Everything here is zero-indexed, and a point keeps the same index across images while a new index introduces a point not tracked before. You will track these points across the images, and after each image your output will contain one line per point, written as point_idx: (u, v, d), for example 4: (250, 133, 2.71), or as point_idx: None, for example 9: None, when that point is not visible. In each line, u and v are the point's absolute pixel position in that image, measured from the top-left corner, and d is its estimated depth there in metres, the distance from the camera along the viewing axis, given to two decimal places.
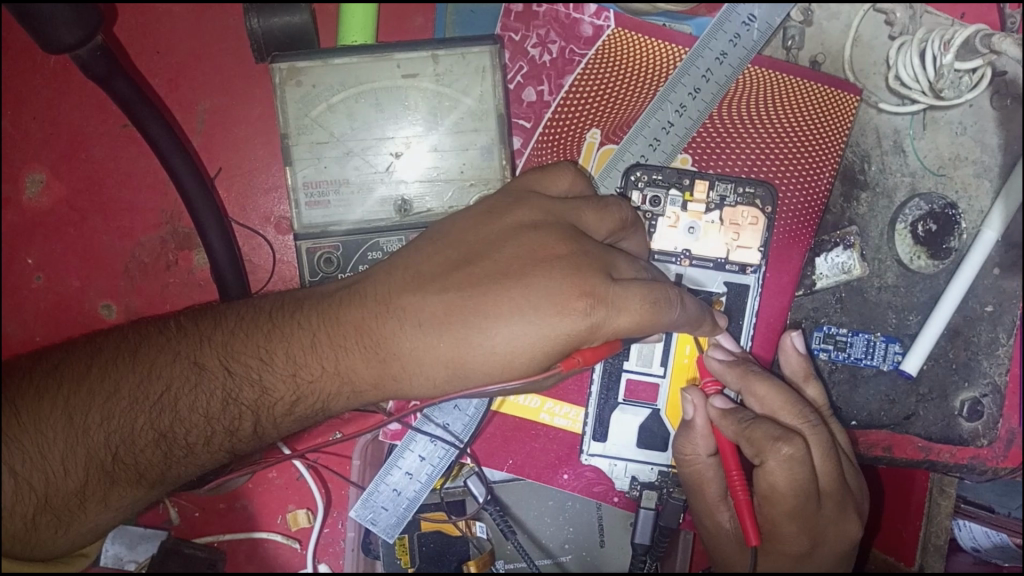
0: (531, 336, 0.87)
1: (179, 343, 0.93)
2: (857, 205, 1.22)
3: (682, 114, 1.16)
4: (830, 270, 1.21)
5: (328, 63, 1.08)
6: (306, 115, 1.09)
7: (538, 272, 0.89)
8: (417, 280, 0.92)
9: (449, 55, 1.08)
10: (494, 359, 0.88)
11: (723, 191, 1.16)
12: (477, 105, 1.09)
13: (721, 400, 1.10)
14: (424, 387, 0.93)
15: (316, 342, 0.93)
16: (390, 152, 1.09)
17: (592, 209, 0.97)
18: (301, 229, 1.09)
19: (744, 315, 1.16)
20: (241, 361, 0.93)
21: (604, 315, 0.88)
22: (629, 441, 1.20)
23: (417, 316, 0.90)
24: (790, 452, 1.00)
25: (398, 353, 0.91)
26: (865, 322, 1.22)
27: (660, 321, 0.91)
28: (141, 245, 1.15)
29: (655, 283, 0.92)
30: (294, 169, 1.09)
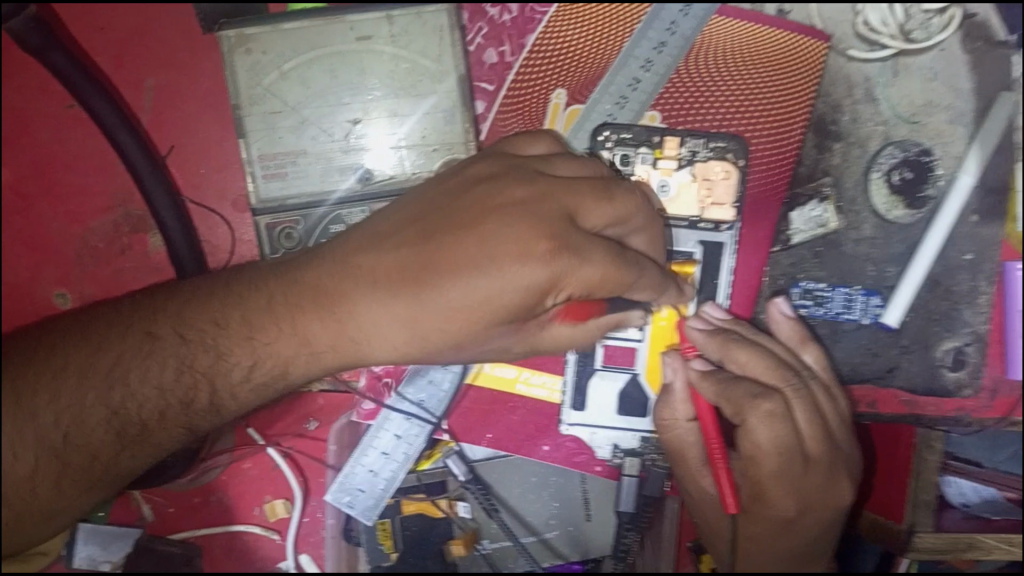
0: (490, 283, 0.81)
1: (133, 315, 0.90)
2: (830, 155, 1.18)
3: (649, 70, 1.14)
4: (805, 224, 1.18)
5: (279, 27, 1.07)
6: (258, 83, 1.07)
7: (495, 218, 0.84)
8: (373, 240, 0.87)
9: (403, 14, 1.08)
10: (449, 315, 0.82)
11: (694, 146, 1.14)
12: (434, 66, 1.09)
13: (702, 364, 1.08)
14: (378, 347, 0.86)
15: (272, 305, 0.88)
16: (349, 118, 1.08)
17: (589, 191, 0.88)
18: (257, 204, 1.08)
19: (719, 273, 1.16)
20: (195, 327, 0.89)
21: (568, 264, 0.82)
22: (609, 408, 1.17)
23: (371, 274, 0.84)
24: (771, 409, 1.00)
25: (357, 315, 0.85)
26: (844, 276, 1.19)
27: (625, 276, 0.86)
28: (92, 230, 1.11)
29: (624, 249, 0.87)
30: (247, 142, 1.07)
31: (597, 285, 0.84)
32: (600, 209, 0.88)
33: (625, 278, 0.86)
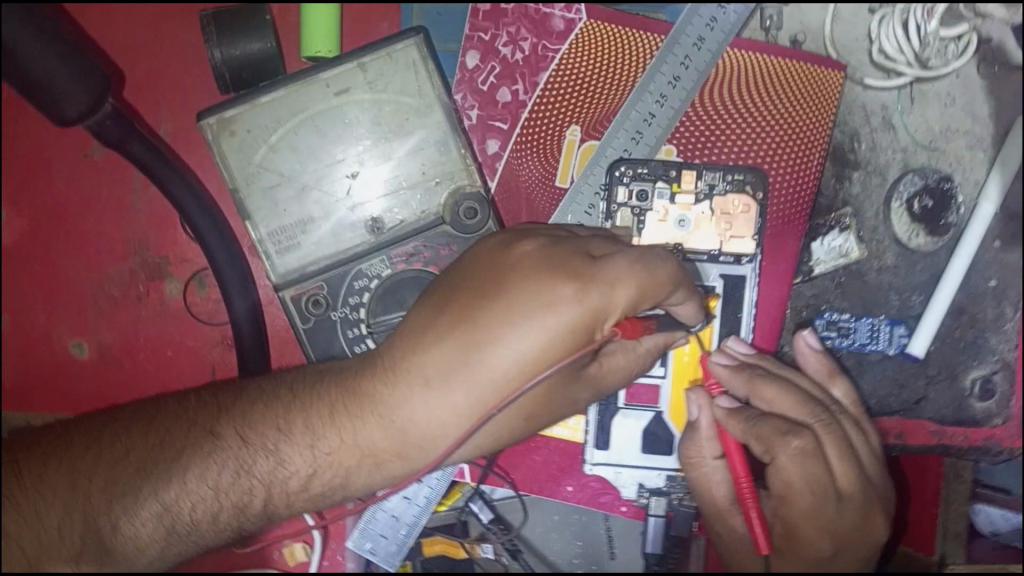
0: (537, 341, 0.85)
1: (198, 412, 0.93)
2: (849, 184, 1.17)
3: (663, 104, 1.12)
4: (827, 254, 1.17)
5: (256, 103, 1.00)
6: (249, 162, 1.00)
7: (516, 279, 0.88)
8: (411, 338, 0.90)
9: (375, 59, 1.00)
10: (504, 382, 0.86)
11: (712, 179, 1.11)
12: (418, 102, 1.01)
13: (728, 400, 1.05)
14: (440, 439, 0.90)
15: (335, 415, 0.92)
16: (346, 174, 1.01)
17: (600, 238, 0.95)
18: (279, 280, 1.01)
19: (743, 308, 1.12)
20: (257, 431, 0.91)
21: (601, 295, 0.86)
22: (634, 447, 1.14)
23: (422, 375, 0.88)
24: (801, 446, 0.98)
25: (411, 417, 0.89)
26: (867, 306, 1.18)
27: (659, 279, 0.89)
28: (110, 277, 1.09)
29: (636, 247, 0.92)
30: (254, 223, 1.01)
31: (638, 305, 0.88)
32: (610, 244, 0.93)
33: (660, 278, 0.89)
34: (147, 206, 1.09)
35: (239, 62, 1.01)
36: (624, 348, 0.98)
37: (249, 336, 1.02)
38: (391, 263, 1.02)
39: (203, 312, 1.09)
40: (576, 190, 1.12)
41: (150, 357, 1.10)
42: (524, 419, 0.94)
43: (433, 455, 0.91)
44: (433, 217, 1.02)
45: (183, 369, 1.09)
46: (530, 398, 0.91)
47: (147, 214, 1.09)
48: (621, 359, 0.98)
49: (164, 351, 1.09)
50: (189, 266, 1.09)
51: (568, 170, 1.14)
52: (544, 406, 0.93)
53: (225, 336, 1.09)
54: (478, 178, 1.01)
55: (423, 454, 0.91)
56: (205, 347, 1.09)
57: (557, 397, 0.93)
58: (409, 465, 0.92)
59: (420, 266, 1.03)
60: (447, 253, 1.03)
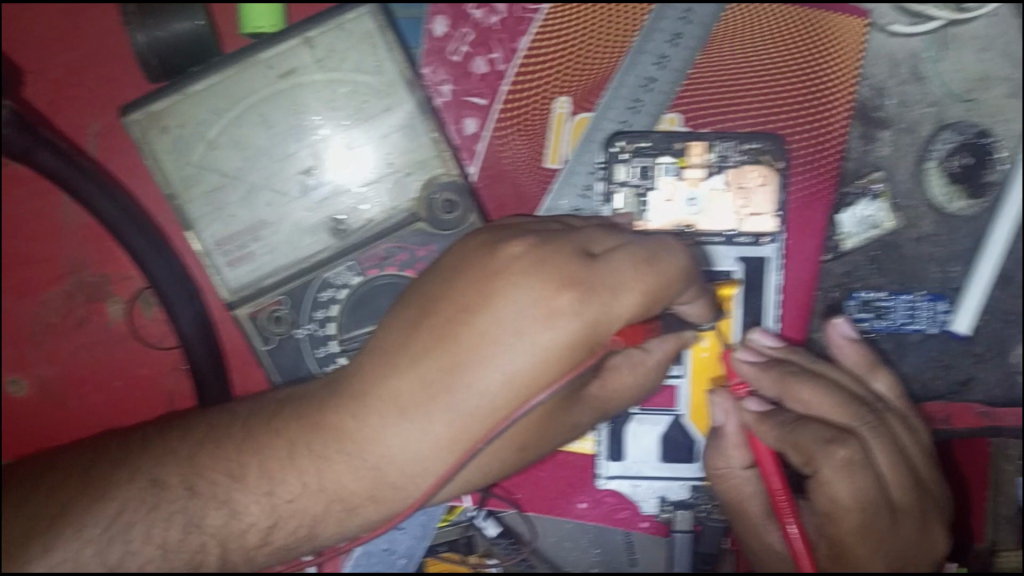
0: (529, 362, 0.72)
1: (141, 458, 0.80)
2: (879, 145, 1.02)
3: (664, 66, 0.99)
4: (858, 226, 1.02)
5: (189, 93, 0.86)
6: (186, 162, 0.86)
7: (504, 289, 0.74)
8: (383, 361, 0.77)
9: (323, 33, 0.86)
10: (492, 411, 0.73)
11: (725, 150, 0.97)
12: (378, 80, 0.86)
13: (755, 403, 0.92)
14: (420, 479, 0.77)
15: (294, 454, 0.79)
16: (300, 170, 0.87)
17: (597, 230, 0.80)
18: (231, 296, 0.88)
19: (767, 293, 0.99)
20: (207, 479, 0.78)
21: (604, 303, 0.73)
22: (652, 456, 1.02)
23: (397, 404, 0.76)
24: (848, 456, 0.86)
25: (386, 453, 0.77)
26: (905, 281, 1.03)
27: (666, 280, 0.76)
28: (44, 303, 0.96)
29: (650, 239, 0.80)
30: (197, 232, 0.87)
31: (647, 310, 0.76)
32: (608, 238, 0.79)
33: (670, 279, 0.77)
34: (80, 219, 0.95)
35: (169, 45, 0.87)
36: (632, 363, 0.87)
37: (203, 362, 0.89)
38: (360, 270, 0.89)
39: (153, 336, 0.96)
40: (570, 171, 0.98)
41: (97, 390, 0.96)
42: (515, 449, 0.83)
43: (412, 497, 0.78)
44: (404, 214, 0.88)
45: (136, 401, 0.97)
46: (522, 425, 0.79)
47: (81, 229, 0.95)
48: (627, 377, 0.87)
49: (113, 381, 0.97)
50: (131, 283, 0.96)
51: (558, 149, 0.99)
52: (537, 435, 0.82)
53: (179, 361, 0.97)
54: (454, 165, 0.87)
55: (402, 494, 0.78)
56: (158, 374, 0.97)
57: (551, 424, 0.82)
58: (383, 508, 0.80)
59: (394, 270, 0.89)
60: (425, 253, 0.89)
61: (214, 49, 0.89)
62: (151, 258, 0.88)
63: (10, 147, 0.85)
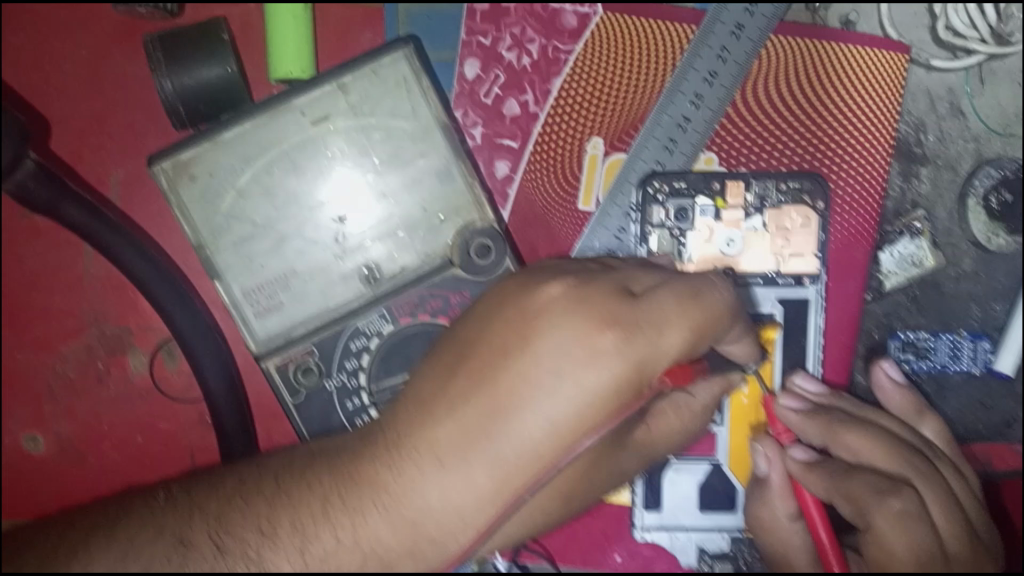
0: (571, 405, 0.69)
1: (166, 516, 0.76)
2: (918, 183, 1.00)
3: (699, 105, 0.96)
4: (898, 265, 0.99)
5: (218, 141, 0.84)
6: (215, 212, 0.84)
7: (540, 330, 0.72)
8: (419, 412, 0.74)
9: (357, 78, 0.84)
10: (534, 459, 0.69)
11: (763, 189, 0.95)
12: (412, 125, 0.84)
13: (802, 451, 0.89)
14: (461, 534, 0.72)
15: (328, 507, 0.75)
16: (332, 217, 0.85)
17: (637, 271, 0.79)
18: (259, 348, 0.85)
19: (808, 336, 0.96)
20: (236, 536, 0.74)
21: (648, 342, 0.71)
22: (690, 506, 0.98)
23: (435, 454, 0.72)
24: (903, 507, 0.82)
25: (424, 506, 0.72)
26: (945, 320, 1.00)
27: (713, 312, 0.75)
28: (64, 357, 0.94)
29: (688, 277, 0.78)
30: (225, 282, 0.85)
31: (691, 347, 0.74)
32: (649, 278, 0.77)
33: (713, 316, 0.76)
34: (100, 269, 0.93)
35: (192, 94, 0.85)
36: (677, 407, 0.85)
37: (227, 417, 0.86)
38: (393, 317, 0.86)
39: (176, 389, 0.94)
40: (603, 213, 0.96)
41: (117, 446, 0.94)
42: (559, 499, 0.77)
43: (454, 555, 0.73)
44: (439, 260, 0.85)
45: (158, 457, 0.94)
46: (568, 471, 0.74)
47: (102, 279, 0.93)
48: (673, 421, 0.85)
49: (133, 437, 0.94)
50: (153, 335, 0.94)
51: (591, 190, 0.97)
52: (582, 483, 0.77)
53: (203, 415, 0.94)
54: (490, 211, 0.85)
55: (441, 551, 0.72)
56: (180, 430, 0.94)
57: (596, 470, 0.77)
58: (421, 566, 0.73)
59: (427, 318, 0.86)
60: (458, 299, 0.86)
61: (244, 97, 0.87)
62: (178, 309, 0.85)
63: (34, 202, 0.82)
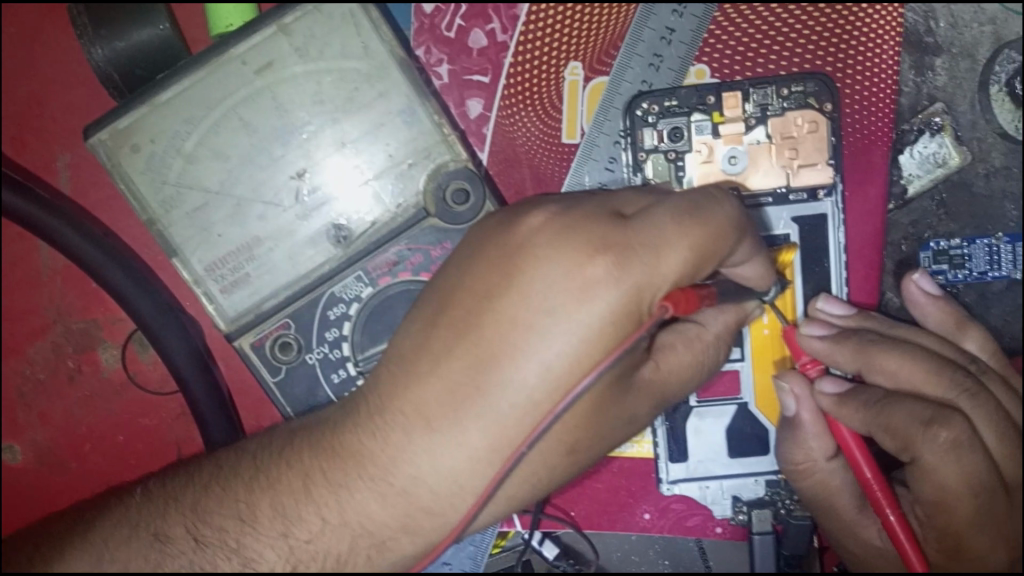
0: (567, 345, 0.62)
1: (141, 512, 0.70)
2: (933, 75, 0.90)
3: (682, 13, 0.88)
4: (920, 167, 0.90)
5: (157, 103, 0.76)
6: (163, 182, 0.77)
7: (526, 265, 0.64)
8: (403, 370, 0.67)
9: (299, 18, 0.76)
10: (530, 409, 0.62)
11: (764, 97, 0.86)
12: (366, 64, 0.76)
13: (832, 384, 0.81)
14: (458, 500, 0.66)
15: (310, 485, 0.69)
16: (292, 174, 0.77)
17: (631, 194, 0.70)
18: (230, 327, 0.78)
19: (829, 254, 0.87)
20: (214, 525, 0.68)
21: (647, 266, 0.64)
22: (717, 452, 0.90)
23: (422, 413, 0.66)
24: (954, 437, 0.72)
25: (415, 473, 0.66)
26: (979, 222, 0.90)
27: (714, 232, 0.66)
28: (32, 361, 0.87)
29: (684, 193, 0.70)
30: (184, 258, 0.77)
31: (696, 272, 0.66)
32: (643, 198, 0.69)
33: (720, 232, 0.67)
34: (56, 264, 0.86)
35: (128, 57, 0.77)
36: (686, 338, 0.73)
37: (205, 403, 0.79)
38: (370, 279, 0.79)
39: (153, 382, 0.87)
40: (590, 145, 0.88)
41: (98, 449, 0.87)
42: (567, 452, 0.68)
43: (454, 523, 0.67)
44: (413, 211, 0.78)
45: (140, 458, 0.87)
46: (568, 421, 0.66)
47: (59, 273, 0.86)
48: (684, 354, 0.73)
49: (115, 438, 0.87)
50: (123, 326, 0.86)
51: (575, 122, 0.89)
52: (591, 432, 0.68)
53: (185, 407, 0.87)
54: (462, 150, 0.77)
55: (443, 522, 0.67)
56: (163, 425, 0.87)
57: (607, 419, 0.68)
58: (419, 540, 0.68)
59: (409, 276, 0.79)
60: (440, 252, 0.79)
61: (183, 53, 0.80)
62: (134, 294, 0.78)
63: None
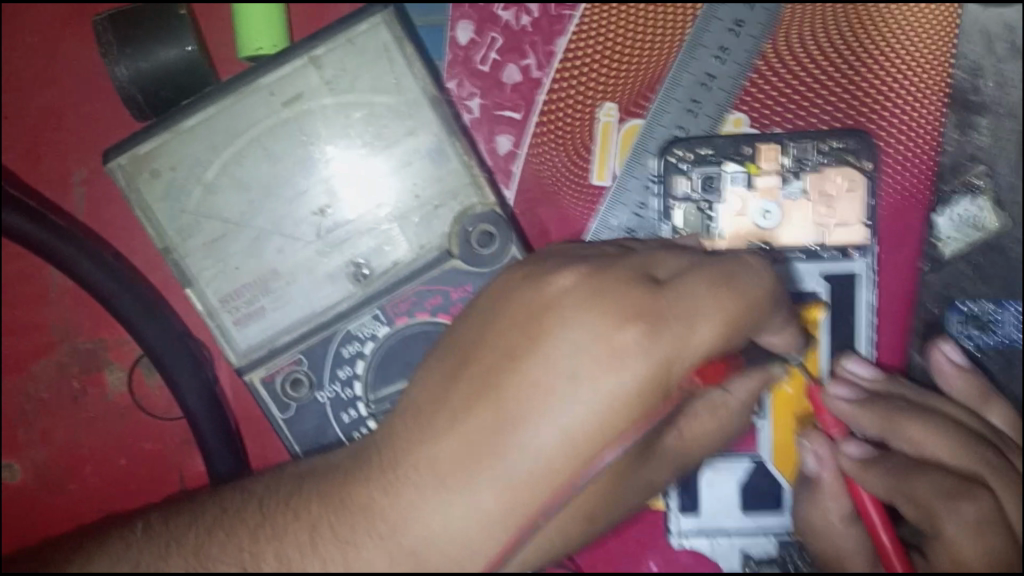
0: (592, 412, 0.58)
1: (141, 552, 0.67)
2: (976, 135, 0.88)
3: (725, 59, 0.86)
4: (956, 229, 0.87)
5: (179, 130, 0.74)
6: (181, 211, 0.75)
7: (554, 329, 0.60)
8: (418, 425, 0.64)
9: (331, 50, 0.74)
10: (549, 476, 0.58)
11: (802, 151, 0.84)
12: (398, 99, 0.74)
13: (856, 447, 0.78)
14: (469, 564, 0.61)
15: (317, 539, 0.65)
16: (314, 209, 0.75)
17: (662, 253, 0.67)
18: (241, 361, 0.76)
19: (858, 314, 0.84)
20: (215, 571, 0.64)
21: (675, 336, 0.60)
22: (730, 507, 0.88)
23: (435, 472, 0.62)
24: (978, 512, 0.71)
25: (426, 533, 0.62)
26: (1013, 288, 0.88)
27: (746, 303, 0.63)
28: (35, 377, 0.85)
29: (716, 258, 0.67)
30: (198, 289, 0.75)
31: (727, 341, 0.63)
32: (674, 260, 0.66)
33: (748, 302, 0.64)
34: (66, 281, 0.85)
35: (152, 80, 0.75)
36: (712, 406, 0.72)
37: (211, 436, 0.77)
38: (387, 318, 0.77)
39: (159, 407, 0.85)
40: (621, 188, 0.86)
41: (98, 471, 0.85)
42: (582, 519, 0.65)
43: None
44: (437, 252, 0.75)
45: (140, 482, 0.85)
46: (590, 493, 0.63)
47: (69, 290, 0.85)
48: (708, 422, 0.72)
49: (117, 460, 0.85)
50: (131, 348, 0.85)
51: (606, 164, 0.87)
52: (609, 500, 0.65)
53: (189, 433, 0.85)
54: (490, 192, 0.75)
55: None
56: (166, 450, 0.85)
57: (625, 486, 0.65)
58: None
59: (427, 316, 0.76)
60: (461, 294, 0.76)
61: (209, 78, 0.77)
62: (143, 322, 0.76)
63: None
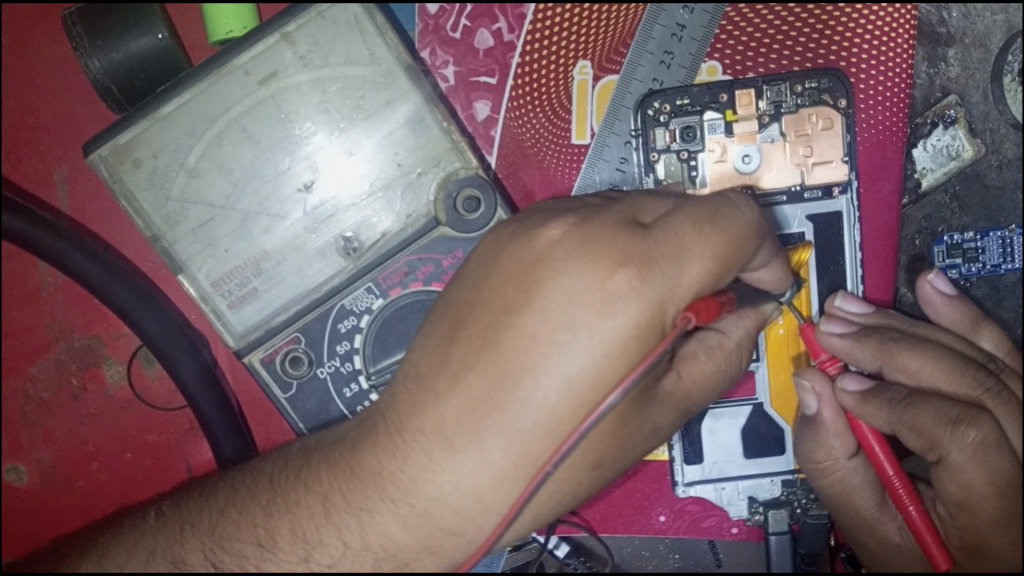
0: (589, 360, 0.58)
1: (157, 537, 0.69)
2: (946, 66, 0.89)
3: (693, 8, 0.86)
4: (934, 160, 0.89)
5: (157, 116, 0.74)
6: (166, 197, 0.75)
7: (547, 285, 0.60)
8: (421, 387, 0.64)
9: (302, 25, 0.74)
10: (554, 428, 0.59)
11: (777, 93, 0.84)
12: (374, 70, 0.74)
13: (855, 381, 0.78)
14: (481, 519, 0.63)
15: (331, 509, 0.66)
16: (298, 186, 0.75)
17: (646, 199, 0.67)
18: (239, 343, 0.76)
19: (844, 252, 0.85)
20: (234, 552, 0.66)
21: (666, 286, 0.60)
22: (733, 453, 0.89)
23: (442, 433, 0.62)
24: (981, 437, 0.70)
25: (438, 495, 0.63)
26: (992, 215, 0.89)
27: (737, 242, 0.63)
28: (34, 378, 0.85)
29: (701, 199, 0.66)
30: (190, 274, 0.75)
31: (717, 281, 0.63)
32: (663, 205, 0.66)
33: (739, 242, 0.63)
34: (56, 279, 0.85)
35: (126, 69, 0.75)
36: (708, 347, 0.71)
37: (216, 420, 0.78)
38: (381, 291, 0.77)
39: (160, 398, 0.86)
40: (601, 144, 0.87)
41: (104, 466, 0.86)
42: (591, 469, 0.66)
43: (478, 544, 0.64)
44: (424, 220, 0.75)
45: (148, 473, 0.86)
46: (595, 437, 0.63)
47: (61, 288, 0.85)
48: (706, 363, 0.71)
49: (123, 454, 0.86)
50: (127, 342, 0.85)
51: (585, 122, 0.88)
52: (615, 448, 0.65)
53: (193, 422, 0.86)
54: (472, 156, 0.75)
55: (465, 542, 0.64)
56: (172, 440, 0.86)
57: (630, 433, 0.65)
58: (443, 562, 0.65)
59: (419, 285, 0.77)
60: (452, 261, 0.77)
61: (182, 64, 0.77)
62: (139, 312, 0.76)
63: None
